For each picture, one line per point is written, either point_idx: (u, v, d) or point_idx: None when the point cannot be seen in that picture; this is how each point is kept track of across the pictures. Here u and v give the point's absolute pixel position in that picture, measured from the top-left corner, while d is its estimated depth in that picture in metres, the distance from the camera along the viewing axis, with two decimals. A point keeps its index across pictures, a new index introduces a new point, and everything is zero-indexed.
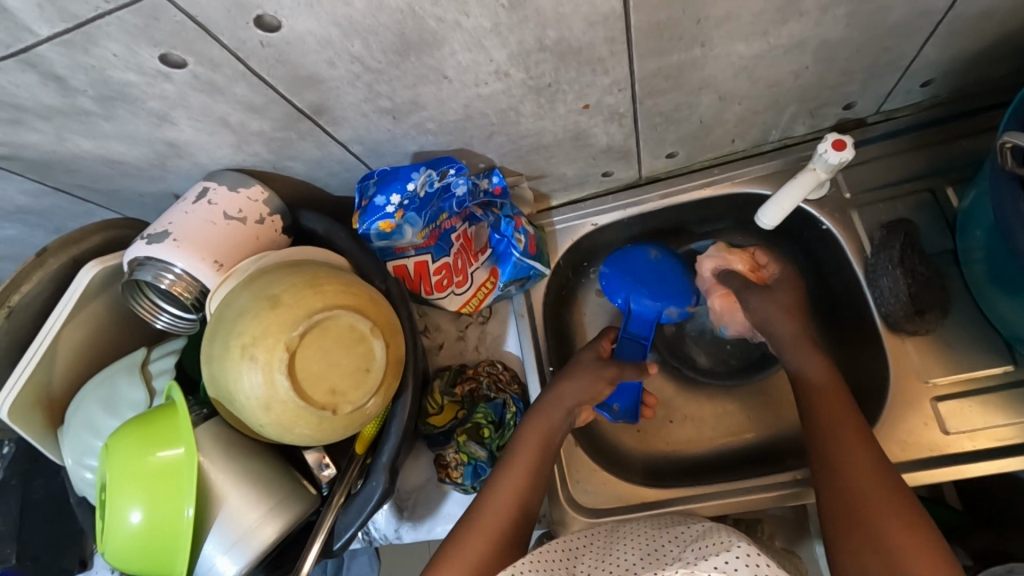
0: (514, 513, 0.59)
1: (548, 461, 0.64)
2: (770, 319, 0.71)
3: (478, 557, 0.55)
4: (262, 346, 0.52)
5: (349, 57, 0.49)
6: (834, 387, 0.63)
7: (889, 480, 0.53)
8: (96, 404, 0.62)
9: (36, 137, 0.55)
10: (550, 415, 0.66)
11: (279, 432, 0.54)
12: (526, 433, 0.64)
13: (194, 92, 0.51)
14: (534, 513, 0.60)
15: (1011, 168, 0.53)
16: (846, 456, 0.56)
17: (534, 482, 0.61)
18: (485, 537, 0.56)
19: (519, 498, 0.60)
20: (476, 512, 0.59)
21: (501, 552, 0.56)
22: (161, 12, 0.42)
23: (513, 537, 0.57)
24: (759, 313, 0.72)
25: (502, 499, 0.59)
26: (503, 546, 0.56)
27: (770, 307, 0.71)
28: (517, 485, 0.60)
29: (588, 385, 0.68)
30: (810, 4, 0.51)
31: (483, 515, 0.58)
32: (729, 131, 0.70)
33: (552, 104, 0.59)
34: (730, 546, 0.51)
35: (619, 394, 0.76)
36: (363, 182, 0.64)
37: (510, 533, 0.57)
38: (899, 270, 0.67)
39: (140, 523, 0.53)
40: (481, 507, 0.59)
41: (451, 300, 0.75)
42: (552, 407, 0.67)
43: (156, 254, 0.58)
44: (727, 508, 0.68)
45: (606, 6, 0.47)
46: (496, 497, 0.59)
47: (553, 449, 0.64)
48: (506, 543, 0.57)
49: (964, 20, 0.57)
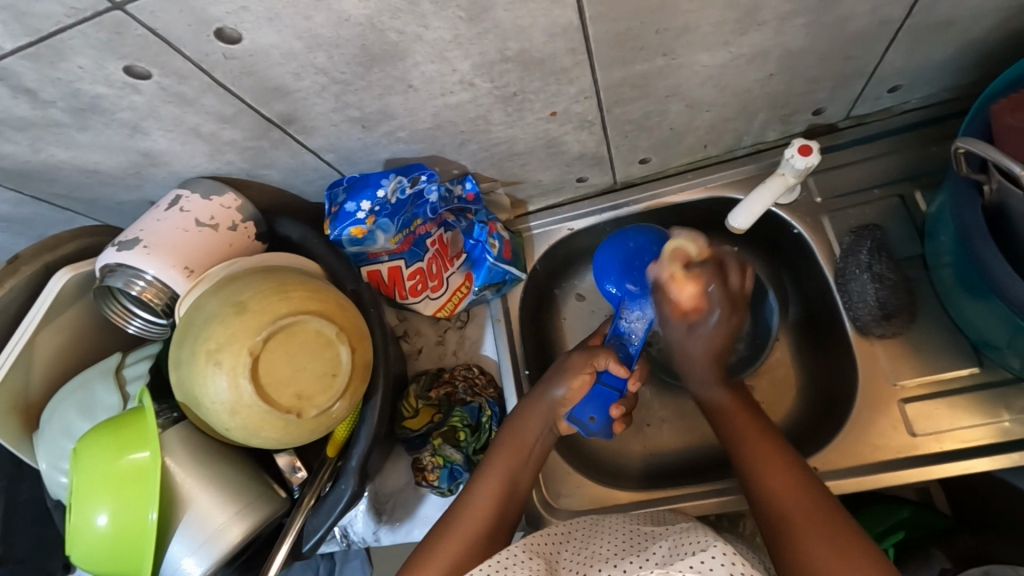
0: (490, 518, 0.59)
1: (530, 468, 0.65)
2: (690, 362, 0.68)
3: (453, 558, 0.56)
4: (228, 351, 0.53)
5: (314, 69, 0.50)
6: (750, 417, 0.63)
7: (807, 491, 0.55)
8: (71, 407, 0.63)
9: (11, 148, 0.56)
10: (526, 423, 0.66)
11: (246, 435, 0.55)
12: (501, 444, 0.65)
13: (163, 103, 0.52)
14: (516, 509, 0.62)
15: (967, 174, 0.54)
16: (773, 479, 0.56)
17: (514, 480, 0.63)
18: (457, 542, 0.57)
19: (499, 497, 0.61)
20: (450, 517, 0.59)
21: (479, 556, 0.57)
22: (125, 27, 0.43)
23: (491, 537, 0.58)
24: (680, 347, 0.68)
25: (479, 506, 0.60)
26: (483, 548, 0.57)
27: (691, 348, 0.67)
28: (496, 485, 0.61)
29: (571, 389, 0.65)
30: (768, 14, 0.52)
31: (459, 518, 0.59)
32: (701, 138, 0.71)
33: (520, 113, 0.60)
34: (706, 545, 0.50)
35: (595, 404, 0.66)
36: (333, 189, 0.65)
37: (486, 535, 0.58)
38: (867, 275, 0.69)
39: (108, 525, 0.54)
40: (460, 511, 0.60)
41: (427, 305, 0.76)
42: (523, 426, 0.65)
43: (127, 261, 0.59)
44: (690, 509, 0.68)
45: (563, 18, 0.48)
46: (471, 507, 0.60)
47: (529, 459, 0.64)
48: (481, 548, 0.57)
49: (924, 28, 0.58)
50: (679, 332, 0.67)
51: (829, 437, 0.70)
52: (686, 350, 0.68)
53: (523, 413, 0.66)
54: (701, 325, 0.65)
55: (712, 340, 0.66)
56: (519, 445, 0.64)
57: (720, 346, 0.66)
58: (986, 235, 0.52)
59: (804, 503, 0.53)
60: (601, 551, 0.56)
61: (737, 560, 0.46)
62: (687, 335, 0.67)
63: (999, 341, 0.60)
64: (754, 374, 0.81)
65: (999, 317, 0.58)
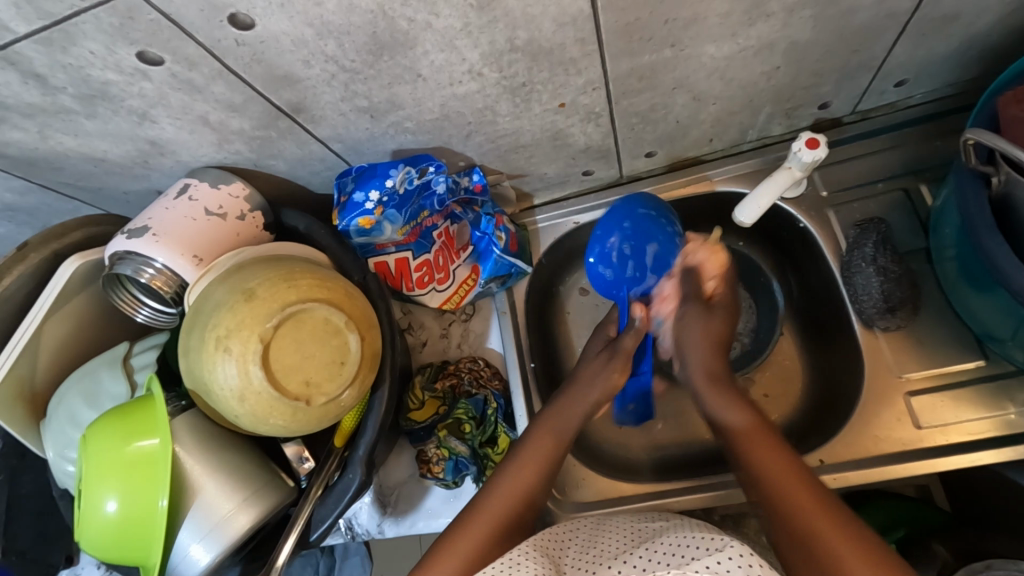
0: (520, 500, 0.60)
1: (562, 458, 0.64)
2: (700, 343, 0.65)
3: (478, 540, 0.56)
4: (237, 338, 0.53)
5: (324, 57, 0.50)
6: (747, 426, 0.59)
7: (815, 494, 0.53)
8: (78, 395, 0.63)
9: (19, 135, 0.56)
10: (569, 406, 0.67)
11: (255, 422, 0.55)
12: (541, 429, 0.65)
13: (172, 91, 0.52)
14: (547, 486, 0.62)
15: (974, 166, 0.54)
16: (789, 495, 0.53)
17: (551, 466, 0.63)
18: (486, 523, 0.58)
19: (536, 481, 0.61)
20: (481, 498, 0.60)
21: (504, 538, 0.57)
22: (136, 11, 0.43)
23: (519, 521, 0.59)
24: (689, 330, 0.66)
25: (487, 512, 0.58)
26: (508, 529, 0.58)
27: (707, 327, 0.66)
28: (531, 470, 0.62)
29: (615, 380, 0.69)
30: (777, 5, 0.52)
31: (490, 499, 0.60)
32: (707, 131, 0.71)
33: (528, 104, 0.60)
34: (722, 545, 0.48)
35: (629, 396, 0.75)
36: (341, 179, 0.65)
37: (512, 518, 0.58)
38: (873, 268, 0.68)
39: (116, 512, 0.54)
40: (488, 494, 0.60)
41: (433, 297, 0.76)
42: (565, 413, 0.66)
43: (136, 249, 0.59)
44: (700, 501, 0.68)
45: (573, 7, 0.48)
46: (481, 510, 0.59)
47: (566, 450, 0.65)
48: (509, 528, 0.58)
49: (932, 21, 0.58)
50: (697, 310, 0.67)
51: (833, 430, 0.70)
52: (703, 336, 0.66)
53: (566, 404, 0.67)
54: (716, 308, 0.68)
55: (721, 329, 0.67)
56: (557, 436, 0.64)
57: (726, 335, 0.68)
58: (994, 228, 0.52)
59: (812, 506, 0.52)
60: (608, 550, 0.56)
61: (755, 563, 0.45)
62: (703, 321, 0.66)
63: (1002, 333, 0.61)
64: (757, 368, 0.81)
65: (1002, 308, 0.58)
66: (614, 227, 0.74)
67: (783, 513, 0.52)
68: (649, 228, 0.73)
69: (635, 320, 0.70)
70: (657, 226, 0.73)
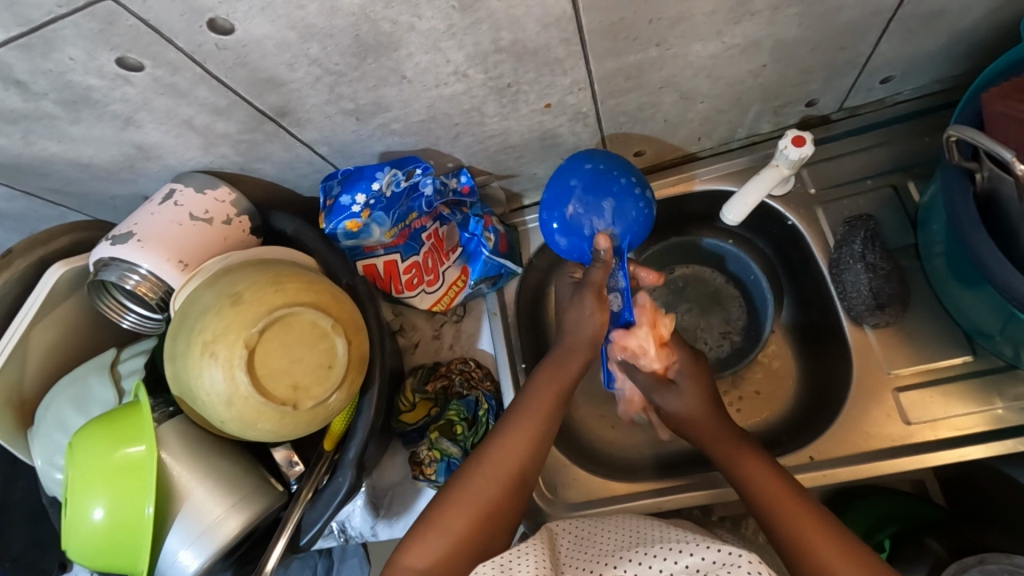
0: (525, 458, 0.59)
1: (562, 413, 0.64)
2: (691, 420, 0.66)
3: (484, 500, 0.56)
4: (223, 343, 0.53)
5: (307, 60, 0.50)
6: (721, 427, 0.63)
7: (790, 489, 0.55)
8: (66, 403, 0.63)
9: (3, 141, 0.56)
10: (571, 361, 0.65)
11: (241, 428, 0.55)
12: (541, 382, 0.64)
13: (156, 95, 0.52)
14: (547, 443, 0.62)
15: (958, 162, 0.55)
16: (764, 488, 0.56)
17: (548, 424, 0.62)
18: (489, 484, 0.57)
19: (533, 441, 0.61)
20: (482, 454, 0.60)
21: (509, 495, 0.57)
22: (116, 16, 0.43)
23: (522, 479, 0.59)
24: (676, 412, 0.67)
25: (483, 485, 0.57)
26: (512, 487, 0.58)
27: (683, 403, 0.66)
28: (532, 426, 0.61)
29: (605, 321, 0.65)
30: (760, 4, 0.52)
31: (491, 454, 0.59)
32: (695, 130, 0.71)
33: (514, 104, 0.60)
34: (729, 550, 0.48)
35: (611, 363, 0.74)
36: (325, 182, 0.65)
37: (510, 481, 0.58)
38: (862, 264, 0.68)
39: (102, 519, 0.54)
40: (491, 453, 0.59)
41: (423, 299, 0.76)
42: (564, 363, 0.65)
43: (121, 255, 0.58)
44: (712, 497, 0.68)
45: (557, 7, 0.48)
46: (475, 482, 0.57)
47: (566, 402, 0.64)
48: (513, 485, 0.58)
49: (916, 18, 0.58)
50: (670, 396, 0.67)
51: (823, 427, 0.70)
52: (681, 413, 0.67)
53: (569, 349, 0.66)
54: (681, 384, 0.68)
55: (700, 382, 0.68)
56: (561, 388, 0.64)
57: (709, 388, 0.68)
58: (977, 222, 0.53)
59: (789, 499, 0.54)
60: (605, 550, 0.56)
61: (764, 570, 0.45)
62: (676, 397, 0.67)
63: (991, 330, 0.61)
64: (747, 367, 0.81)
65: (990, 303, 0.58)
66: (561, 186, 0.65)
67: (771, 519, 0.54)
68: (599, 184, 0.64)
69: (601, 253, 0.64)
70: (608, 178, 0.64)
